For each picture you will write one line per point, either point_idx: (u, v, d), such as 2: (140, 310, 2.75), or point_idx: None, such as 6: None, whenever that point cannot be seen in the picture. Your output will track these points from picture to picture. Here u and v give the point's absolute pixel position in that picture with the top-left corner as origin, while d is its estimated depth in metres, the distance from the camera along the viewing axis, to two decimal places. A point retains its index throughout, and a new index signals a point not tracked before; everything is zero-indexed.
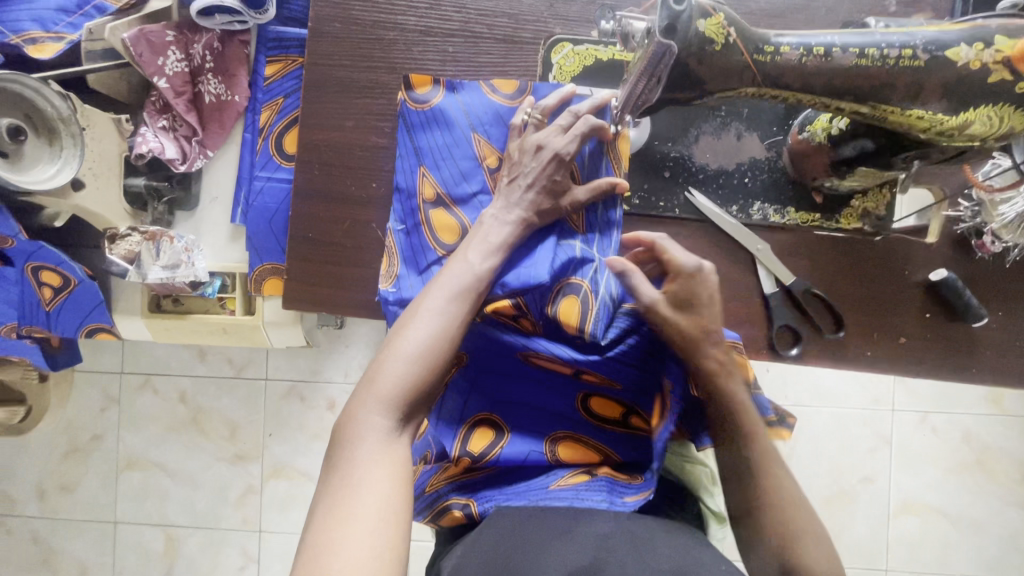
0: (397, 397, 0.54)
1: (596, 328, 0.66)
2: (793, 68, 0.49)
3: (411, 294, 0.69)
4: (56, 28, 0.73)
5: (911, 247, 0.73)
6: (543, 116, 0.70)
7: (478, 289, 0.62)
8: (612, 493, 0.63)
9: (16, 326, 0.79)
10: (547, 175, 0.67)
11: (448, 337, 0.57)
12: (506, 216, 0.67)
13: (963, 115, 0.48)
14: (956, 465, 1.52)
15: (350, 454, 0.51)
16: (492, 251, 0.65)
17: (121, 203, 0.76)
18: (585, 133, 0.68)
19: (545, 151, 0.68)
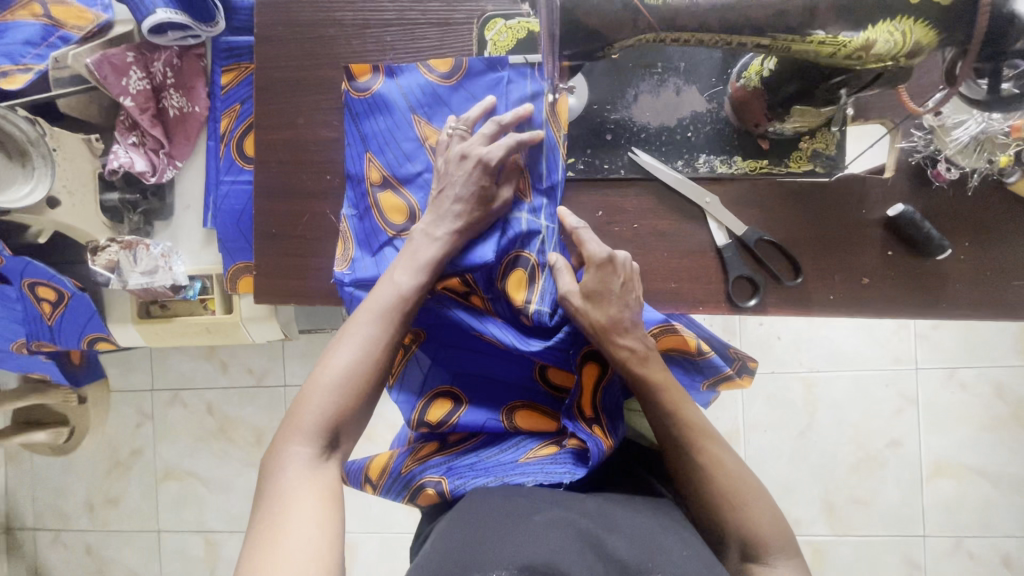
0: (320, 427, 0.57)
1: (539, 308, 0.72)
2: (685, 9, 0.49)
3: (365, 274, 0.74)
4: (23, 60, 0.78)
5: (867, 184, 0.71)
6: (467, 127, 0.71)
7: (402, 309, 0.64)
8: (576, 464, 0.68)
9: (24, 342, 0.86)
10: (475, 182, 0.67)
11: (369, 363, 0.60)
12: (434, 230, 0.68)
13: (864, 34, 0.47)
14: (993, 422, 1.40)
15: (276, 483, 0.54)
16: (420, 269, 0.66)
17: (99, 217, 0.82)
18: (510, 143, 0.68)
19: (470, 159, 0.68)
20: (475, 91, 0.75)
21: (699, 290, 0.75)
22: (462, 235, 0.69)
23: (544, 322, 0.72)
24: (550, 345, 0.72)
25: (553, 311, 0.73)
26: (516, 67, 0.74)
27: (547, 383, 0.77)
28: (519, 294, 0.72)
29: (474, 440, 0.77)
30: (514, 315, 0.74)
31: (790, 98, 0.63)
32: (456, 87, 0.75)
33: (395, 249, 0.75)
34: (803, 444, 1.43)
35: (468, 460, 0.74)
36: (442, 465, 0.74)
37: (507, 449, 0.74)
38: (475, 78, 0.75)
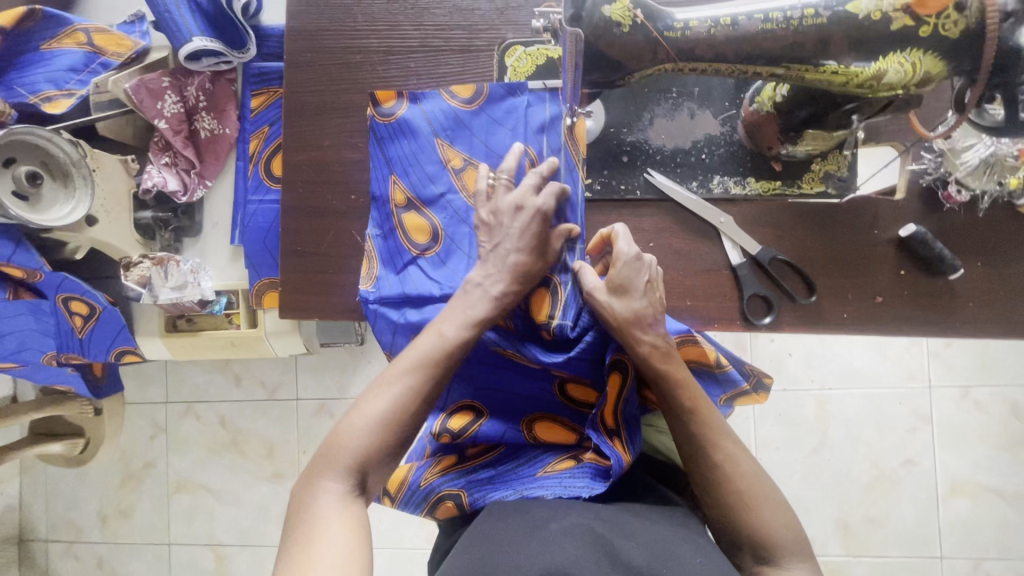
0: (352, 465, 0.59)
1: (561, 321, 0.76)
2: (704, 40, 0.51)
3: (389, 293, 0.77)
4: (67, 85, 0.82)
5: (879, 205, 0.72)
6: (510, 178, 0.73)
7: (444, 361, 0.65)
8: (594, 478, 0.69)
9: (55, 355, 0.87)
10: (531, 233, 0.70)
11: (405, 408, 0.62)
12: (490, 287, 0.69)
13: (875, 65, 0.49)
14: (1010, 442, 1.39)
15: (307, 514, 0.56)
16: (471, 323, 0.67)
17: (132, 234, 0.85)
18: (559, 193, 0.71)
19: (525, 211, 0.70)
20: (496, 116, 0.78)
21: (714, 308, 0.76)
22: (516, 289, 0.69)
23: (567, 334, 0.76)
24: (573, 356, 0.75)
25: (575, 323, 0.76)
26: (535, 92, 0.77)
27: (566, 397, 0.78)
28: (542, 309, 0.76)
29: (493, 454, 0.79)
30: (536, 330, 0.78)
31: (803, 122, 0.65)
32: (478, 111, 0.78)
33: (418, 268, 0.78)
34: (816, 461, 1.42)
35: (486, 473, 0.76)
36: (461, 479, 0.76)
37: (525, 463, 0.76)
38: (496, 103, 0.78)
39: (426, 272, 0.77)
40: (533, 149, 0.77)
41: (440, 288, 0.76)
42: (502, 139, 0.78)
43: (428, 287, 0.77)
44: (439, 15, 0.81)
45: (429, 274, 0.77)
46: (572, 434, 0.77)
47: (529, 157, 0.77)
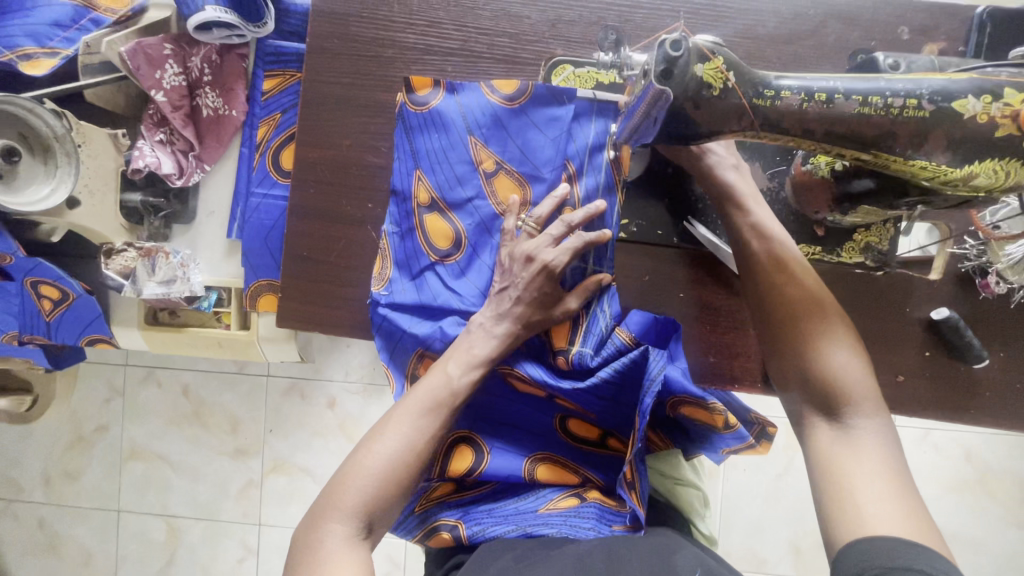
0: (359, 507, 0.58)
1: (582, 350, 0.71)
2: (794, 113, 0.48)
3: (402, 299, 0.72)
4: (50, 43, 0.72)
5: (913, 283, 0.71)
6: (537, 225, 0.69)
7: (451, 404, 0.64)
8: (601, 520, 0.69)
9: (18, 334, 0.80)
10: (536, 289, 0.66)
11: (413, 450, 0.61)
12: (494, 327, 0.67)
13: (968, 168, 0.47)
14: (958, 483, 1.43)
15: (314, 556, 0.56)
16: (475, 363, 0.65)
17: (116, 219, 0.76)
18: (576, 248, 0.66)
19: (535, 262, 0.66)
20: (538, 120, 0.70)
21: (735, 366, 0.75)
22: (522, 334, 0.67)
23: (585, 363, 0.70)
24: (582, 388, 0.70)
25: (597, 352, 0.71)
26: (583, 101, 0.70)
27: (566, 432, 0.76)
28: (562, 336, 0.72)
29: (493, 485, 0.76)
30: (551, 357, 0.73)
31: (861, 193, 0.61)
32: (519, 112, 0.71)
33: (436, 275, 0.72)
34: (779, 487, 1.46)
35: (485, 505, 0.73)
36: (458, 508, 0.73)
37: (526, 498, 0.73)
38: (540, 105, 0.70)
39: (444, 281, 0.72)
40: (573, 165, 0.71)
41: (460, 298, 0.72)
42: (541, 147, 0.71)
43: (445, 297, 0.72)
44: (484, 17, 0.74)
45: (447, 282, 0.72)
46: (573, 474, 0.74)
47: (567, 172, 0.71)
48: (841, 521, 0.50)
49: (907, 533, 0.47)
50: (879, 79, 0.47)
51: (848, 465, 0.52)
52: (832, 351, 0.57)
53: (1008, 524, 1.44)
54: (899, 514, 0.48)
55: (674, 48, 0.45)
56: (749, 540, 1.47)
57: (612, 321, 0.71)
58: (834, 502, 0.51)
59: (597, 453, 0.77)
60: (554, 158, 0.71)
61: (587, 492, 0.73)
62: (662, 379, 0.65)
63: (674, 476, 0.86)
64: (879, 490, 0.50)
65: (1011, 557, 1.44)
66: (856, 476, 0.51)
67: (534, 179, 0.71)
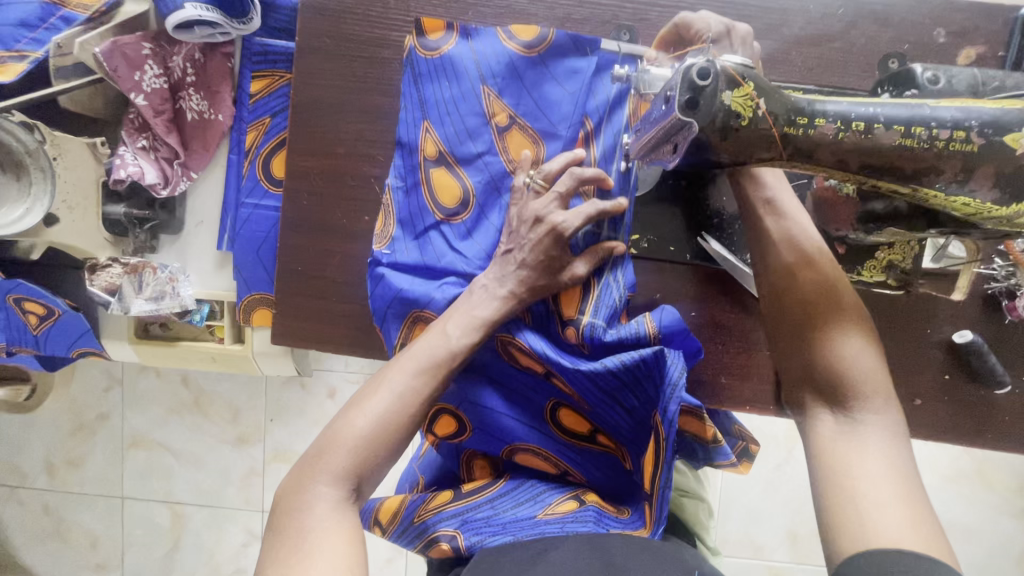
0: (351, 469, 0.52)
1: (592, 320, 0.64)
2: (828, 143, 0.44)
3: (405, 260, 0.65)
4: (17, 45, 0.67)
5: (936, 304, 0.68)
6: (545, 182, 0.61)
7: (450, 368, 0.57)
8: (600, 521, 0.61)
9: (8, 346, 0.78)
10: (544, 252, 0.59)
11: (407, 413, 0.54)
12: (498, 288, 0.60)
13: (1014, 206, 0.43)
14: (954, 472, 1.43)
15: (297, 526, 0.48)
16: (475, 327, 0.58)
17: (99, 232, 0.71)
18: (591, 213, 0.60)
19: (543, 224, 0.60)
20: (556, 73, 0.66)
21: (748, 389, 0.72)
22: (526, 300, 0.61)
23: (598, 335, 0.63)
24: (582, 368, 0.62)
25: (609, 325, 0.64)
26: (607, 54, 0.66)
27: (555, 424, 0.68)
28: (572, 306, 0.65)
29: (495, 487, 0.68)
30: (557, 329, 0.66)
31: (883, 214, 0.58)
32: (537, 62, 0.66)
33: (441, 235, 0.66)
34: (778, 477, 1.46)
35: (482, 514, 0.64)
36: (456, 518, 0.64)
37: (524, 504, 0.65)
38: (561, 56, 0.65)
39: (449, 241, 0.66)
40: (591, 122, 0.65)
41: (465, 261, 0.65)
42: (558, 101, 0.66)
43: (450, 259, 0.65)
44: (487, 14, 0.69)
45: (452, 243, 0.66)
46: (555, 468, 0.69)
47: (585, 129, 0.65)
48: (840, 528, 0.45)
49: (924, 548, 0.42)
50: (923, 105, 0.43)
51: (852, 461, 0.47)
52: (836, 340, 0.52)
53: (1005, 514, 1.43)
54: (907, 523, 0.43)
55: (701, 76, 0.41)
56: (746, 527, 1.47)
57: (625, 292, 0.65)
58: (835, 505, 0.46)
59: (586, 448, 0.69)
60: (572, 114, 0.65)
61: (587, 494, 0.66)
62: (685, 385, 0.57)
63: (676, 488, 0.87)
64: (887, 495, 0.44)
65: (1005, 546, 1.44)
66: (859, 477, 0.46)
67: (549, 137, 0.66)
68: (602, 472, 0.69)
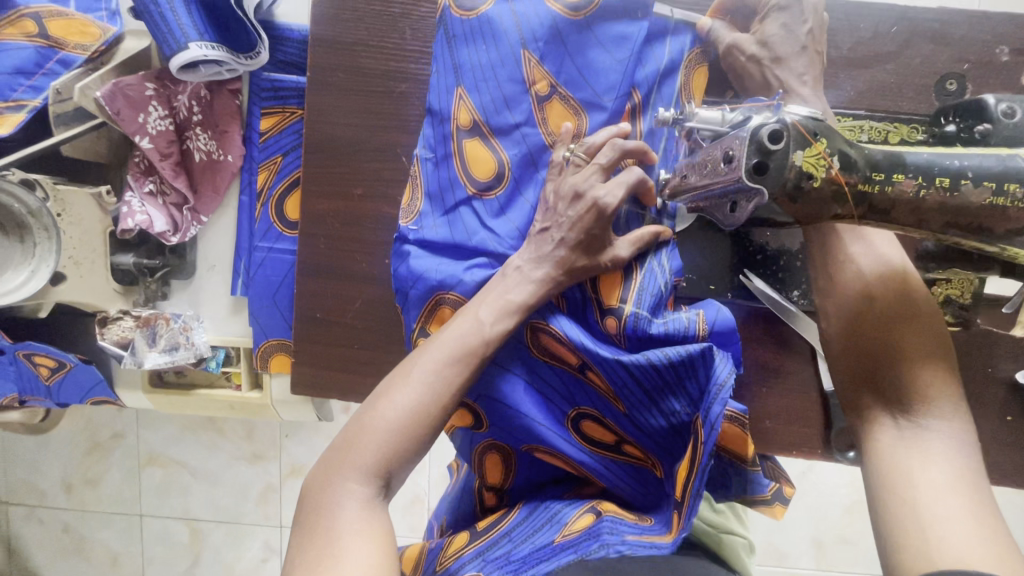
0: (380, 464, 0.47)
1: (636, 310, 0.55)
2: (908, 202, 0.40)
3: (433, 237, 0.58)
4: (14, 94, 0.63)
5: (995, 342, 0.64)
6: (588, 156, 0.54)
7: (484, 357, 0.51)
8: (617, 527, 0.49)
9: (17, 397, 0.73)
10: (586, 230, 0.52)
11: (437, 403, 0.49)
12: (532, 272, 0.54)
13: None
14: None
15: (328, 525, 0.45)
16: (511, 311, 0.52)
17: (109, 283, 0.68)
18: (631, 184, 0.53)
19: (584, 201, 0.53)
20: (604, 38, 0.58)
21: (795, 433, 0.67)
22: (565, 283, 0.54)
23: (643, 328, 0.55)
24: (623, 359, 0.53)
25: (655, 317, 0.56)
26: (659, 19, 0.59)
27: (579, 430, 0.57)
28: (613, 292, 0.56)
29: (510, 517, 0.57)
30: (596, 318, 0.57)
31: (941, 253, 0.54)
32: (583, 25, 0.58)
33: (472, 211, 0.59)
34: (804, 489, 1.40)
35: (503, 550, 0.52)
36: (478, 559, 0.51)
37: (540, 529, 0.52)
38: (611, 18, 0.58)
39: (481, 218, 0.58)
40: (640, 94, 0.59)
41: (498, 240, 0.58)
42: (605, 67, 0.58)
43: (481, 237, 0.58)
44: None
45: (484, 220, 0.58)
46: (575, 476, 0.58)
47: (631, 103, 0.59)
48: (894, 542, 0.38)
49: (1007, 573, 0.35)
50: (1015, 158, 0.39)
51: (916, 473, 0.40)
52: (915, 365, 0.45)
53: None
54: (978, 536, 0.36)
55: (773, 140, 0.36)
56: (770, 533, 1.36)
57: (672, 278, 0.57)
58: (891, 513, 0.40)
59: (610, 461, 0.56)
60: (620, 83, 0.58)
61: (603, 505, 0.54)
62: (733, 389, 0.49)
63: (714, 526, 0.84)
64: (954, 508, 0.38)
65: None
66: (921, 488, 0.39)
67: (593, 108, 0.58)
68: (634, 488, 0.56)
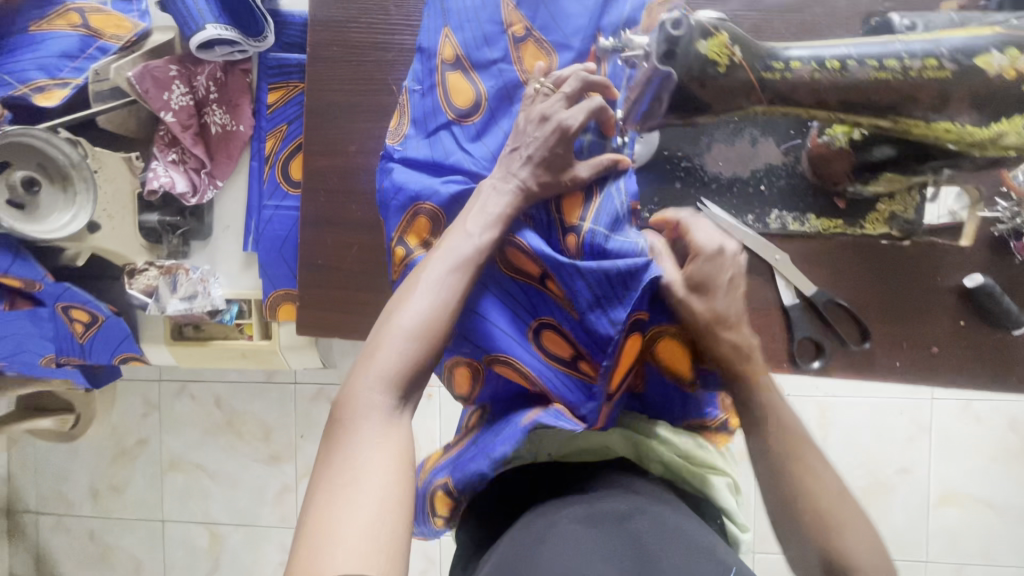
0: (398, 374, 0.50)
1: (593, 227, 0.61)
2: (805, 85, 0.46)
3: (414, 155, 0.69)
4: (61, 74, 0.74)
5: (943, 252, 0.68)
6: (554, 86, 0.64)
7: (479, 265, 0.59)
8: (556, 418, 0.58)
9: (55, 356, 0.84)
10: (548, 147, 0.62)
11: (446, 309, 0.55)
12: (503, 186, 0.63)
13: (994, 127, 0.44)
14: None
15: (351, 438, 0.47)
16: (492, 223, 0.61)
17: (136, 239, 0.80)
18: (590, 109, 0.62)
19: (550, 122, 0.62)
20: None
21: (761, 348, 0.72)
22: (536, 195, 0.63)
23: (598, 241, 0.61)
24: (576, 266, 0.60)
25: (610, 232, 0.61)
26: None
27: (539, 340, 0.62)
28: (574, 211, 0.63)
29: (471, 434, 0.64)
30: (554, 234, 0.63)
31: (883, 160, 0.60)
32: None
33: (451, 134, 0.68)
34: None
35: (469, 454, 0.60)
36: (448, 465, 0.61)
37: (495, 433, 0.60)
38: None
39: (458, 141, 0.68)
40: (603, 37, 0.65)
41: (472, 160, 0.67)
42: (572, 13, 0.67)
43: (457, 156, 0.68)
44: None
45: (461, 142, 0.68)
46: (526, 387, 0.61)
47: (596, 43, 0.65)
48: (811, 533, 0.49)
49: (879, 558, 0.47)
50: (895, 42, 0.45)
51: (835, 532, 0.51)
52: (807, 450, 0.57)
53: None
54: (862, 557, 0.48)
55: (674, 28, 0.45)
56: None
57: (627, 201, 0.63)
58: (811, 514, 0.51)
59: (566, 373, 0.60)
60: (586, 27, 0.66)
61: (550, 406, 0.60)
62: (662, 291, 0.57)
63: None
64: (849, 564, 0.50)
65: None
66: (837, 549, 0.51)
67: (562, 48, 0.67)
68: (587, 405, 0.59)
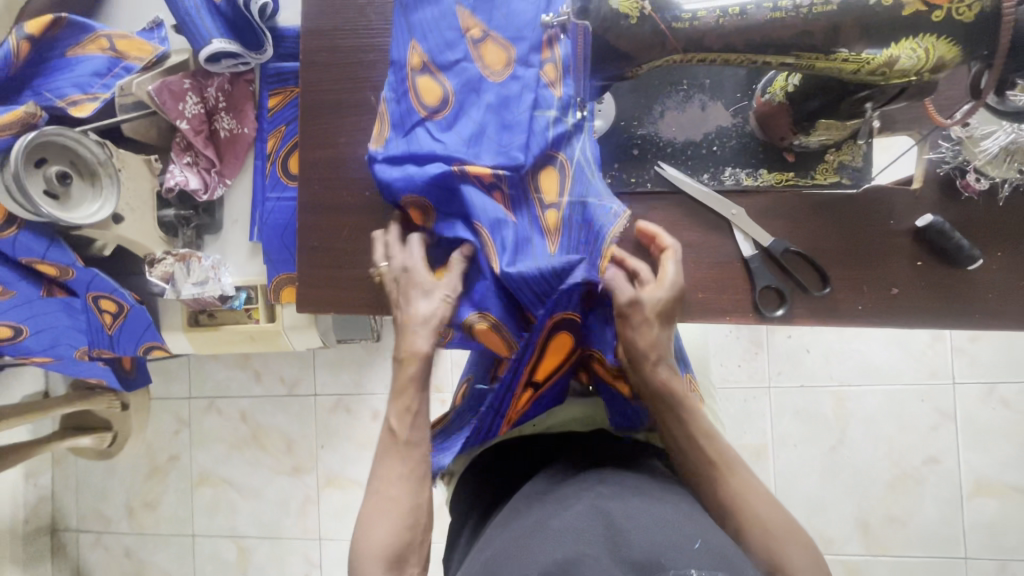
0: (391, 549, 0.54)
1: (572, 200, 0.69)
2: (712, 30, 0.57)
3: (397, 152, 0.70)
4: (92, 89, 0.90)
5: (895, 196, 0.71)
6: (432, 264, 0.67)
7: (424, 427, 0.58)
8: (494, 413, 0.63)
9: (87, 350, 0.97)
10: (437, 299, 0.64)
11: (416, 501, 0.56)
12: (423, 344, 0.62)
13: (887, 51, 0.54)
14: None
15: None
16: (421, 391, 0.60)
17: (155, 231, 0.92)
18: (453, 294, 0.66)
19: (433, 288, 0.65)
20: None
21: (727, 300, 0.75)
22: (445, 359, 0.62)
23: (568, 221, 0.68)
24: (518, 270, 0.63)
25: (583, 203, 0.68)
26: None
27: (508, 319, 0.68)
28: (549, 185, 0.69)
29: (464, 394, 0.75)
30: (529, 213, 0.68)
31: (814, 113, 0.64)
32: None
33: (425, 130, 0.70)
34: (836, 461, 1.29)
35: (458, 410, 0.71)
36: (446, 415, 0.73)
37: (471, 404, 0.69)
38: None
39: (432, 135, 0.70)
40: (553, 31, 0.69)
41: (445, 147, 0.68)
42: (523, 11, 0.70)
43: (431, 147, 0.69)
44: None
45: (435, 135, 0.69)
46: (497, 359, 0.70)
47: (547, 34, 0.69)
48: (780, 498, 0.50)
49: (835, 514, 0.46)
50: None
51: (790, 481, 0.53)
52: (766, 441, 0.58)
53: None
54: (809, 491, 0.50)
55: None
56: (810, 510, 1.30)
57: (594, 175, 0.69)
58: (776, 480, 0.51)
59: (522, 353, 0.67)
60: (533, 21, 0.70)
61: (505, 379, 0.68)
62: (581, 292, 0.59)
63: None
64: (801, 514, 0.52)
65: None
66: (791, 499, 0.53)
67: (517, 40, 0.69)
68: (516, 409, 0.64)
